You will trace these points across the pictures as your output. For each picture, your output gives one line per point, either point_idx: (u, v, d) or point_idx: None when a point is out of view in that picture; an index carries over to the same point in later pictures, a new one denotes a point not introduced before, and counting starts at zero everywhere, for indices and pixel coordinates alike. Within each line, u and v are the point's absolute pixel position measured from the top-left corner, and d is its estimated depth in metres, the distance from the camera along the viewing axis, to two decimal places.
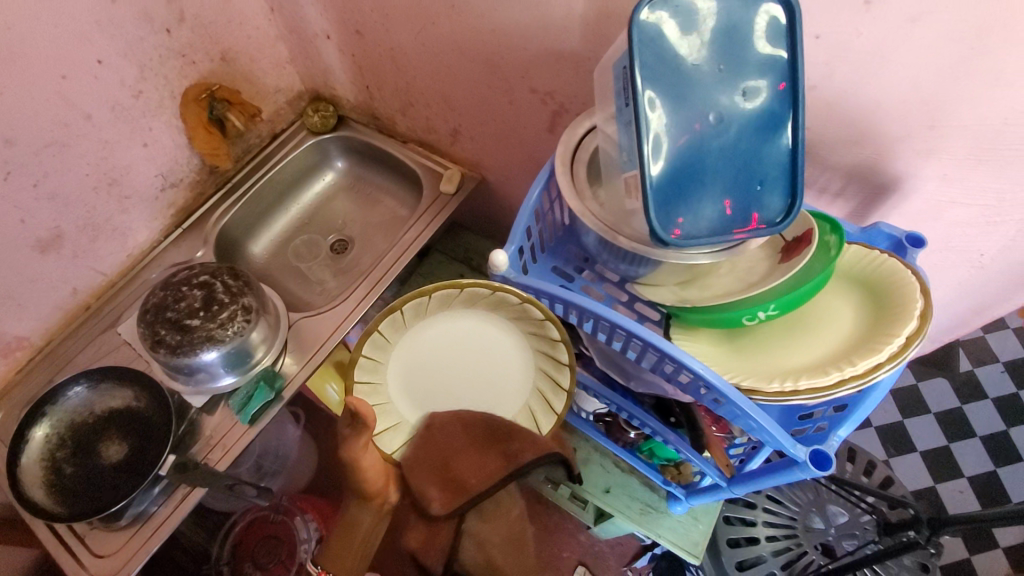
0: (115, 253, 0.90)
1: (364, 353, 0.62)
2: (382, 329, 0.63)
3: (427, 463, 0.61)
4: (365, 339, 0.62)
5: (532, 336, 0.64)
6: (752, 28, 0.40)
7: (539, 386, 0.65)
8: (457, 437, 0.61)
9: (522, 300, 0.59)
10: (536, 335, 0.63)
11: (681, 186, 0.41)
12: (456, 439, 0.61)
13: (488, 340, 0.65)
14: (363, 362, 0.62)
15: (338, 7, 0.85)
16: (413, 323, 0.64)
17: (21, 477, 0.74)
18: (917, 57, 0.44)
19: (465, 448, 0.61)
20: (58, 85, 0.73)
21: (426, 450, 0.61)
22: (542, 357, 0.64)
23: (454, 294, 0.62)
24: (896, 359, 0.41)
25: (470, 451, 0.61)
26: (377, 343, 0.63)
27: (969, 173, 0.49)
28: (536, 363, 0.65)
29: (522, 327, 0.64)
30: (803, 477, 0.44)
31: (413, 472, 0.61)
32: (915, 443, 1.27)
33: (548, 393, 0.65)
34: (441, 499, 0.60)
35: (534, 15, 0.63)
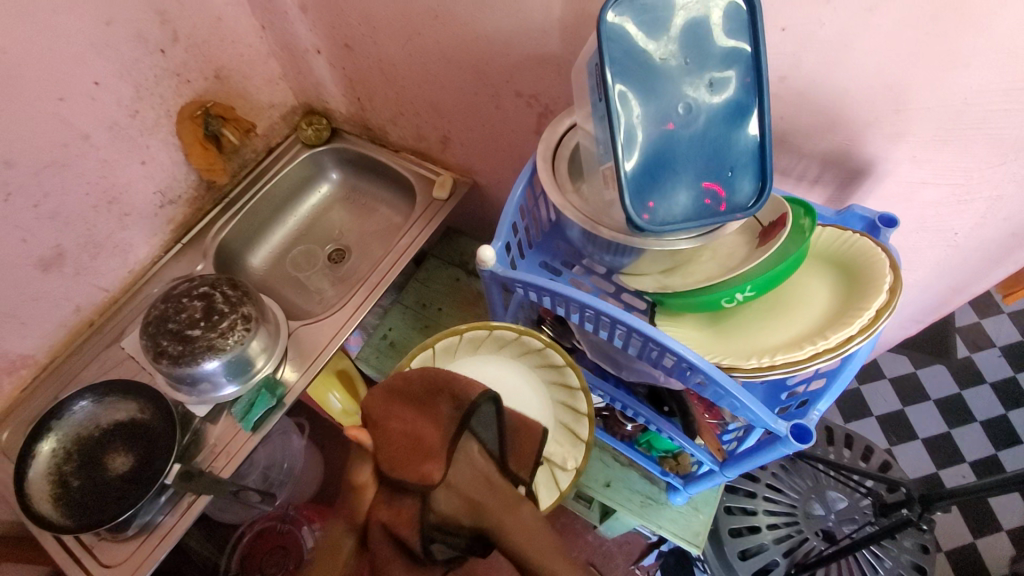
0: (116, 269, 0.92)
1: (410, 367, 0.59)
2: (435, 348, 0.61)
3: (389, 446, 0.41)
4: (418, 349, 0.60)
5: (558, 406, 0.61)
6: (715, 22, 0.42)
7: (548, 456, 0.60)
8: (403, 412, 0.43)
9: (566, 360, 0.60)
10: (565, 406, 0.61)
11: (654, 175, 0.43)
12: (396, 418, 0.43)
13: (520, 395, 0.60)
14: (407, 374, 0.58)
15: (327, 22, 0.87)
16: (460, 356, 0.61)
17: (28, 492, 0.75)
18: (876, 44, 0.45)
19: (418, 417, 0.43)
20: (56, 107, 0.75)
21: (379, 441, 0.42)
22: (562, 429, 0.60)
23: (508, 338, 0.62)
24: (867, 332, 0.43)
25: (421, 412, 0.43)
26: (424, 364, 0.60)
27: (937, 154, 0.51)
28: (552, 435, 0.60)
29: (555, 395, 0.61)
30: (786, 451, 0.46)
31: (400, 468, 0.40)
32: (916, 431, 1.27)
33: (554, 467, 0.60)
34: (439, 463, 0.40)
35: (515, 22, 0.65)
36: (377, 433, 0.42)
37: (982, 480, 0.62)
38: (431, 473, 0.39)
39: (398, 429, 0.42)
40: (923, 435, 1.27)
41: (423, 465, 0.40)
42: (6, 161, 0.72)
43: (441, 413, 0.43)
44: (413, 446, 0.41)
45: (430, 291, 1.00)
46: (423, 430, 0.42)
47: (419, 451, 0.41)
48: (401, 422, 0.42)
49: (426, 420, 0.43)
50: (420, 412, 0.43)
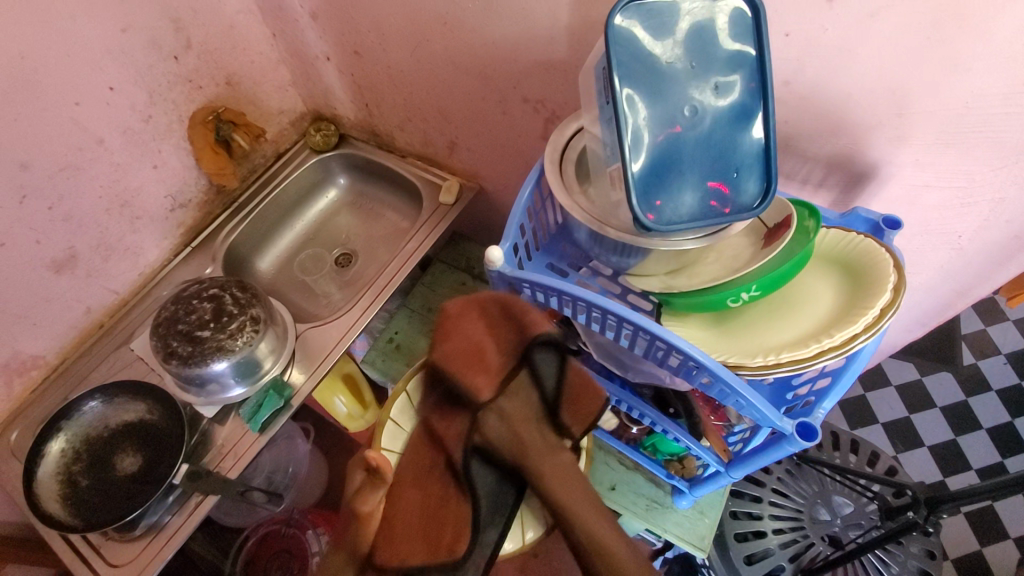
0: (126, 272, 0.93)
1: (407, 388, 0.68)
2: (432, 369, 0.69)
3: (457, 352, 0.54)
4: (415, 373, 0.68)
5: None
6: (720, 27, 0.43)
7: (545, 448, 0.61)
8: (475, 324, 0.55)
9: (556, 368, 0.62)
10: None
11: (660, 176, 0.44)
12: (468, 330, 0.55)
13: None
14: (402, 397, 0.68)
15: (337, 29, 0.89)
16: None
17: (37, 491, 0.76)
18: (879, 48, 0.46)
19: (487, 335, 0.55)
20: (72, 112, 0.76)
21: (449, 342, 0.55)
22: None
23: None
24: (872, 330, 0.44)
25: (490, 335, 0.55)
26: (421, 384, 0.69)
27: (940, 157, 0.52)
28: None
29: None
30: (793, 449, 0.46)
31: (464, 373, 0.54)
32: (922, 438, 1.27)
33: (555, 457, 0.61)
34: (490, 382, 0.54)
35: (522, 29, 0.66)
36: (448, 336, 0.55)
37: (982, 482, 0.63)
38: (480, 387, 0.54)
39: (467, 342, 0.54)
40: (929, 443, 1.26)
41: (476, 376, 0.54)
42: (22, 164, 0.73)
43: (507, 339, 0.55)
44: (474, 354, 0.54)
45: (436, 295, 1.00)
46: (487, 348, 0.55)
47: (477, 366, 0.54)
48: (471, 337, 0.55)
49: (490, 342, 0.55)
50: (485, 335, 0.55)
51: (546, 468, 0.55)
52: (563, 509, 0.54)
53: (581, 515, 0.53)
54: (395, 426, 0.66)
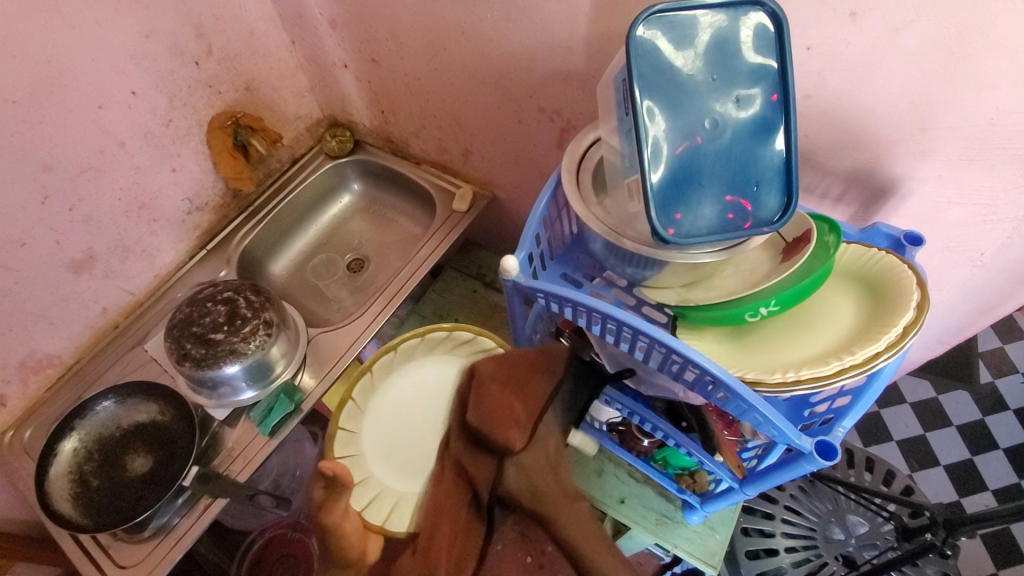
0: (142, 274, 0.94)
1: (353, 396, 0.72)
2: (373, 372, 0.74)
3: (488, 408, 0.59)
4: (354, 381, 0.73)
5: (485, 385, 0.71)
6: (743, 39, 0.42)
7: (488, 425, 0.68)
8: (504, 382, 0.60)
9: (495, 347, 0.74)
10: None
11: (680, 189, 0.43)
12: (495, 390, 0.60)
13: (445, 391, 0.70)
14: (349, 405, 0.72)
15: (356, 37, 0.90)
16: (398, 368, 0.74)
17: (49, 489, 0.77)
18: (903, 63, 0.46)
19: (514, 393, 0.59)
20: (95, 115, 0.78)
21: (483, 402, 0.59)
22: None
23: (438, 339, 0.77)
24: (894, 348, 0.43)
25: (513, 392, 0.60)
26: (365, 389, 0.73)
27: (964, 174, 0.51)
28: None
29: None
30: (811, 468, 0.45)
31: (499, 429, 0.58)
32: (938, 457, 1.24)
33: None
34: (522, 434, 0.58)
35: (540, 39, 0.67)
36: (481, 397, 0.60)
37: (998, 505, 0.62)
38: (513, 439, 0.57)
39: (499, 400, 0.59)
40: (945, 462, 1.24)
41: (508, 431, 0.58)
42: (44, 165, 0.75)
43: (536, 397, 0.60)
44: (507, 411, 0.59)
45: (447, 303, 1.00)
46: (516, 403, 0.59)
47: (507, 421, 0.58)
48: (500, 396, 0.59)
49: (516, 399, 0.59)
50: (512, 390, 0.60)
51: (564, 515, 0.57)
52: (577, 552, 0.55)
53: (593, 553, 0.55)
54: (346, 435, 0.70)
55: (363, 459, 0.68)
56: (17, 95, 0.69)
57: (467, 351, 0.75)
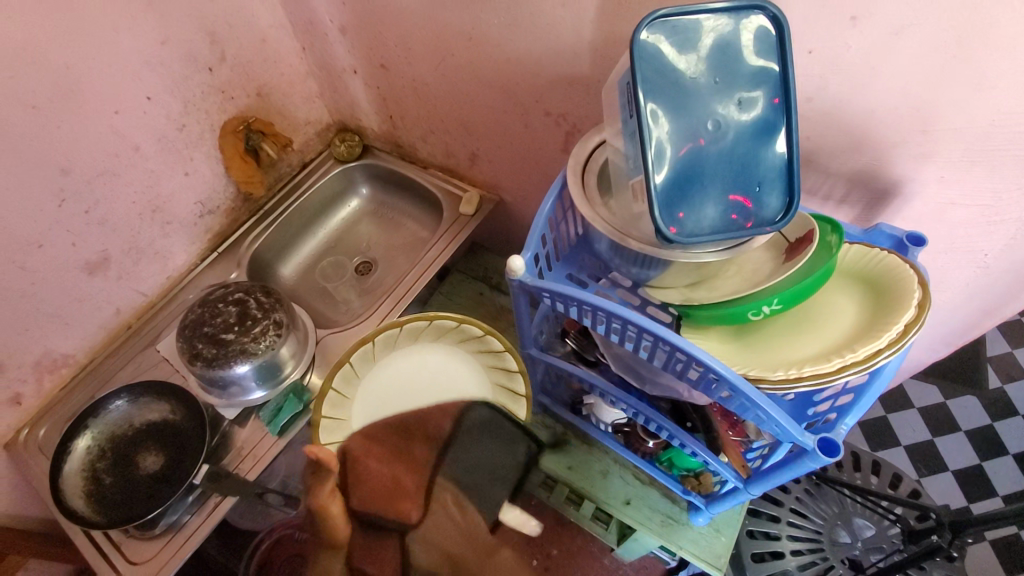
0: (155, 275, 0.96)
1: (335, 386, 0.74)
2: (352, 363, 0.75)
3: (368, 487, 0.51)
4: (337, 369, 0.74)
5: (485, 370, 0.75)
6: (745, 43, 0.43)
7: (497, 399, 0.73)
8: (380, 463, 0.55)
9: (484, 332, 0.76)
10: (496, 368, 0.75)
11: (683, 189, 0.44)
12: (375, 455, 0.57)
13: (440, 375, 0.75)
14: (332, 395, 0.73)
15: (365, 43, 0.92)
16: (383, 356, 0.76)
17: (62, 486, 0.78)
18: (904, 66, 0.47)
19: (398, 468, 0.55)
20: (111, 120, 0.80)
21: (363, 486, 0.51)
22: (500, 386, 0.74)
23: (421, 327, 0.78)
24: (896, 346, 0.43)
25: (396, 463, 0.56)
26: (347, 376, 0.75)
27: (966, 175, 0.52)
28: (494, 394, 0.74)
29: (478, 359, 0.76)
30: (814, 466, 0.46)
31: (389, 505, 0.51)
32: (947, 462, 1.24)
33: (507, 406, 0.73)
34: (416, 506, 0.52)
35: (546, 45, 0.68)
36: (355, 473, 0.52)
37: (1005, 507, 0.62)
38: (409, 512, 0.52)
39: (383, 471, 0.54)
40: (953, 468, 1.23)
41: (401, 504, 0.52)
42: (62, 169, 0.76)
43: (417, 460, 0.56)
44: (392, 486, 0.53)
45: (453, 305, 1.01)
46: (402, 475, 0.54)
47: (400, 493, 0.52)
48: (381, 467, 0.54)
49: (402, 467, 0.55)
50: (397, 460, 0.56)
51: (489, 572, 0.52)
52: None
53: None
54: (332, 423, 0.71)
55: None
56: (38, 100, 0.71)
57: (454, 338, 0.78)
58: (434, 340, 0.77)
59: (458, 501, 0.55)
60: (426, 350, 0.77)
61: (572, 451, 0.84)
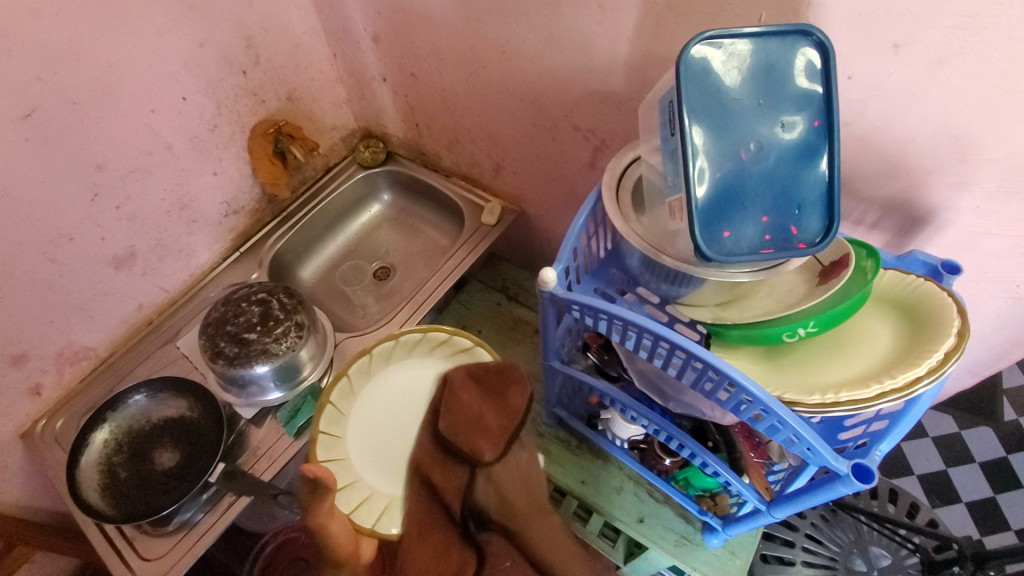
0: (178, 272, 0.97)
1: (331, 400, 0.75)
2: (351, 375, 0.77)
3: (460, 418, 0.61)
4: (334, 384, 0.75)
5: None
6: (791, 66, 0.44)
7: None
8: (473, 392, 0.64)
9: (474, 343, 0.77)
10: None
11: (722, 208, 0.45)
12: (468, 397, 0.63)
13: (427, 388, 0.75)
14: (329, 409, 0.74)
15: (396, 53, 0.93)
16: (378, 370, 0.77)
17: (79, 479, 0.78)
18: (945, 95, 0.47)
19: (487, 407, 0.62)
20: (147, 118, 0.81)
21: (454, 415, 0.61)
22: None
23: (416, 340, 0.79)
24: (935, 374, 0.44)
25: (487, 404, 0.62)
26: (343, 392, 0.76)
27: (1002, 205, 0.52)
28: None
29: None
30: (846, 491, 0.46)
31: (465, 438, 0.60)
32: (960, 494, 1.22)
33: None
34: (492, 448, 0.59)
35: (580, 61, 0.68)
36: (451, 403, 0.63)
37: None
38: (484, 451, 0.59)
39: (471, 408, 0.62)
40: (967, 499, 1.22)
41: (478, 442, 0.59)
42: (97, 164, 0.78)
43: (510, 404, 0.62)
44: (475, 422, 0.60)
45: (471, 314, 1.02)
46: (486, 416, 0.61)
47: (483, 432, 0.60)
48: (472, 401, 0.63)
49: (492, 410, 0.61)
50: (488, 397, 0.63)
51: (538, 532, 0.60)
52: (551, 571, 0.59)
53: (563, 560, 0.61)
54: (328, 438, 0.72)
55: (349, 464, 0.71)
56: (78, 97, 0.72)
57: (445, 352, 0.78)
58: (427, 355, 0.78)
59: (529, 462, 0.62)
60: (421, 365, 0.77)
61: (586, 465, 0.84)
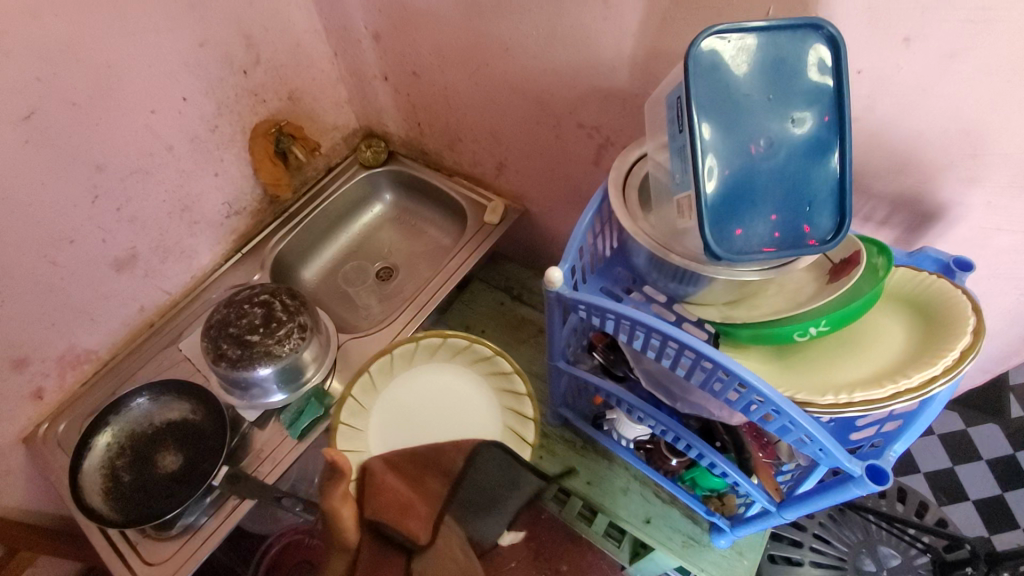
0: (180, 274, 0.96)
1: (352, 393, 0.75)
2: (371, 373, 0.77)
3: (386, 498, 0.51)
4: (356, 379, 0.75)
5: (499, 392, 0.75)
6: (802, 60, 0.43)
7: (507, 424, 0.73)
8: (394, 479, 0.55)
9: (494, 351, 0.78)
10: (508, 391, 0.75)
11: (732, 206, 0.44)
12: (389, 481, 0.54)
13: (454, 393, 0.75)
14: (349, 403, 0.74)
15: (397, 51, 0.92)
16: (400, 370, 0.77)
17: (81, 483, 0.77)
18: (957, 89, 0.46)
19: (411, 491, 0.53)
20: (148, 119, 0.80)
21: (381, 498, 0.51)
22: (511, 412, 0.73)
23: (436, 344, 0.79)
24: (951, 373, 0.43)
25: (413, 490, 0.54)
26: (365, 388, 0.76)
27: (1015, 201, 0.51)
28: (505, 421, 0.73)
29: (493, 383, 0.76)
30: (859, 493, 0.45)
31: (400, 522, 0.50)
32: (967, 491, 1.21)
33: (517, 429, 0.72)
34: (426, 528, 0.51)
35: (583, 57, 0.68)
36: (377, 488, 0.53)
37: None
38: (419, 533, 0.50)
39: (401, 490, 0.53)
40: (975, 497, 1.21)
41: (410, 524, 0.50)
42: (97, 166, 0.77)
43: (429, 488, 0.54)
44: (404, 507, 0.51)
45: (474, 314, 1.01)
46: (415, 501, 0.52)
47: (409, 511, 0.51)
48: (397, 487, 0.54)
49: (416, 492, 0.54)
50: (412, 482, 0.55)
51: None
52: None
53: None
54: (349, 431, 0.71)
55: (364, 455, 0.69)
56: (78, 98, 0.72)
57: (467, 358, 0.78)
58: (448, 360, 0.78)
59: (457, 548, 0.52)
60: (445, 368, 0.77)
61: (591, 466, 0.83)
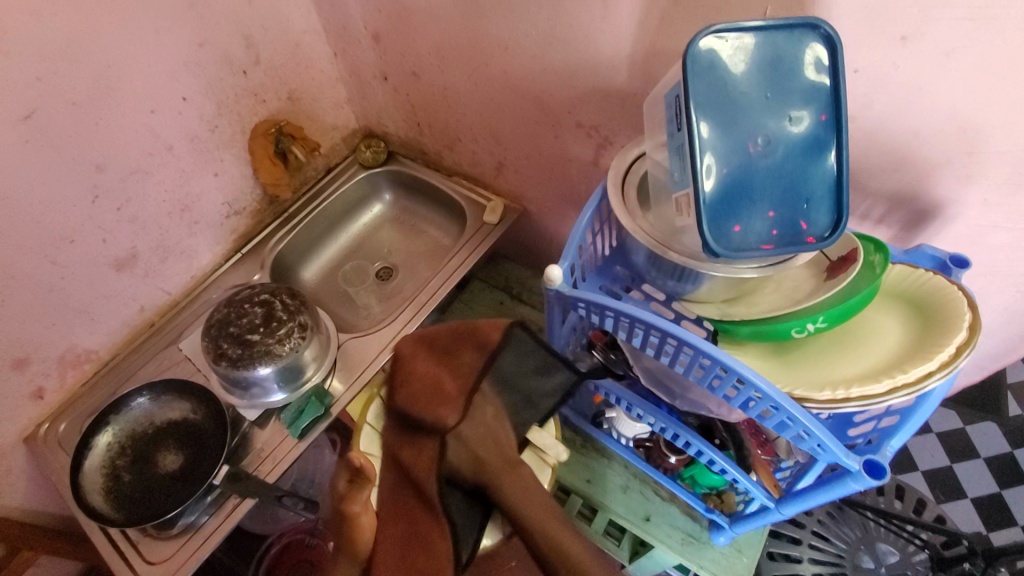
0: (180, 274, 0.96)
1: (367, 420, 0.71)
2: None
3: (417, 387, 0.64)
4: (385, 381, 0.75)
5: None
6: (798, 59, 0.43)
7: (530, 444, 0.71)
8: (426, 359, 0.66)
9: None
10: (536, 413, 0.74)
11: (730, 203, 0.44)
12: (421, 364, 0.65)
13: None
14: (366, 429, 0.71)
15: (397, 52, 0.93)
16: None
17: (82, 482, 0.78)
18: (954, 86, 0.46)
19: (441, 371, 0.64)
20: (147, 119, 0.81)
21: (414, 384, 0.64)
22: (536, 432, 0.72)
23: None
24: (947, 368, 0.43)
25: (443, 368, 0.65)
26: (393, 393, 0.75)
27: (1011, 198, 0.51)
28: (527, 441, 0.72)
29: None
30: (856, 487, 0.46)
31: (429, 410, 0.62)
32: (965, 489, 1.22)
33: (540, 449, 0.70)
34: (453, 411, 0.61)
35: (582, 57, 0.68)
36: (407, 374, 0.65)
37: None
38: (446, 418, 0.61)
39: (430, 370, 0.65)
40: (973, 495, 1.21)
41: (439, 408, 0.62)
42: (97, 166, 0.77)
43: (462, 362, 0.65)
44: (434, 391, 0.63)
45: (474, 314, 1.01)
46: (443, 380, 0.63)
47: (443, 398, 0.62)
48: (427, 367, 0.65)
49: (446, 372, 0.64)
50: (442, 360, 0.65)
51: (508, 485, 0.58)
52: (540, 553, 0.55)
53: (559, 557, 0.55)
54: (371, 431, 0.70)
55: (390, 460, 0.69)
56: (77, 97, 0.72)
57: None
58: None
59: (496, 417, 0.62)
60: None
61: (590, 465, 0.84)
